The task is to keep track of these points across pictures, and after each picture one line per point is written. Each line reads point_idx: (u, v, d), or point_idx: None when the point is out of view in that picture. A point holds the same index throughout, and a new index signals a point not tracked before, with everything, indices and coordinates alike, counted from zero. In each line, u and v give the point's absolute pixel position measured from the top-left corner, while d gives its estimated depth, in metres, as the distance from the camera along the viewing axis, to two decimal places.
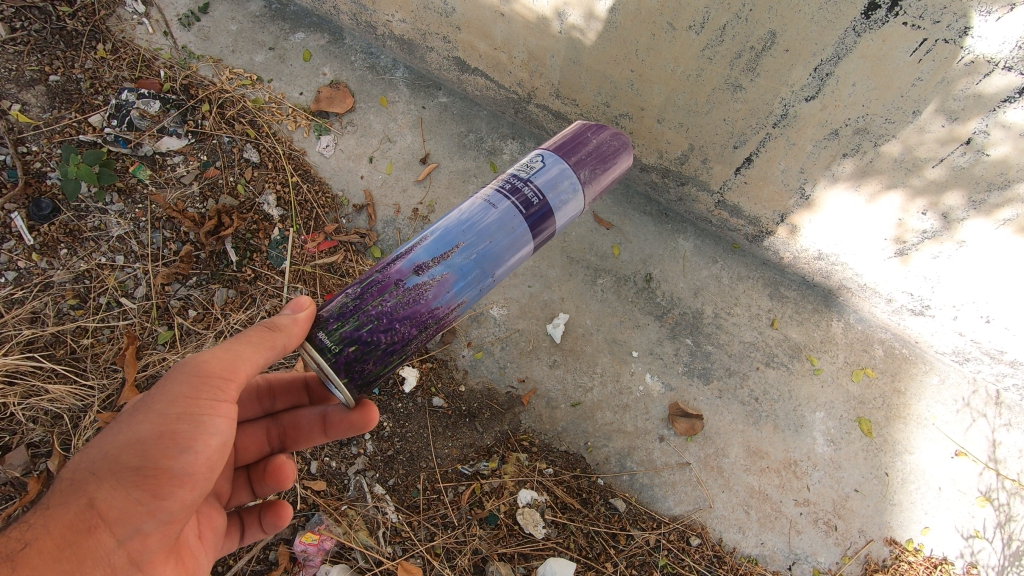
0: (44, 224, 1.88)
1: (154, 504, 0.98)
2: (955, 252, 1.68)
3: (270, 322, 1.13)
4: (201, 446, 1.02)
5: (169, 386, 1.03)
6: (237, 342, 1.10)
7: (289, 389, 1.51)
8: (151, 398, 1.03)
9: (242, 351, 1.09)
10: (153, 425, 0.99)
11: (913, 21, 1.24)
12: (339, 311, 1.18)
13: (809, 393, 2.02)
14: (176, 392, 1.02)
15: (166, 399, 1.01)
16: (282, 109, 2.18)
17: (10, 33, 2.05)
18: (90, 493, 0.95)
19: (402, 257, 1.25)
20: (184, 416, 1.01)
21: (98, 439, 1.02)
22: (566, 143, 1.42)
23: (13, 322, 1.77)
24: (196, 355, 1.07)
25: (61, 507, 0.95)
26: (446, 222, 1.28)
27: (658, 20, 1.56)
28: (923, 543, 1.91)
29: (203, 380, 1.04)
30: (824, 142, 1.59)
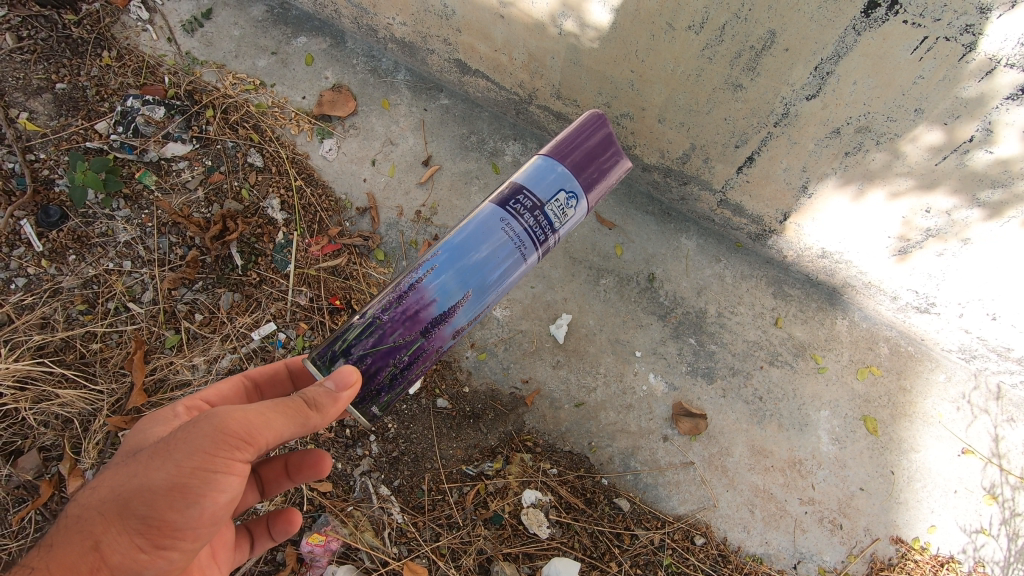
0: (53, 231, 1.91)
1: (155, 553, 0.98)
2: (959, 250, 1.67)
3: (310, 399, 1.08)
4: (209, 506, 0.98)
5: (191, 437, 0.98)
6: (268, 406, 1.03)
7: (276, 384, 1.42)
8: (171, 443, 0.98)
9: (270, 419, 1.01)
10: (167, 475, 0.95)
11: (914, 20, 1.23)
12: (391, 382, 1.28)
13: (813, 392, 2.01)
14: (195, 447, 0.97)
15: (185, 450, 0.97)
16: (284, 113, 2.19)
17: (18, 42, 2.08)
18: (96, 536, 0.94)
19: (445, 318, 1.27)
20: (198, 473, 0.96)
21: (116, 472, 1.00)
22: (591, 164, 1.30)
23: (24, 328, 1.79)
24: (225, 407, 1.00)
25: (66, 541, 0.95)
26: (488, 283, 1.27)
27: (657, 21, 1.56)
28: (930, 541, 1.90)
29: (224, 438, 0.97)
30: (825, 141, 1.59)
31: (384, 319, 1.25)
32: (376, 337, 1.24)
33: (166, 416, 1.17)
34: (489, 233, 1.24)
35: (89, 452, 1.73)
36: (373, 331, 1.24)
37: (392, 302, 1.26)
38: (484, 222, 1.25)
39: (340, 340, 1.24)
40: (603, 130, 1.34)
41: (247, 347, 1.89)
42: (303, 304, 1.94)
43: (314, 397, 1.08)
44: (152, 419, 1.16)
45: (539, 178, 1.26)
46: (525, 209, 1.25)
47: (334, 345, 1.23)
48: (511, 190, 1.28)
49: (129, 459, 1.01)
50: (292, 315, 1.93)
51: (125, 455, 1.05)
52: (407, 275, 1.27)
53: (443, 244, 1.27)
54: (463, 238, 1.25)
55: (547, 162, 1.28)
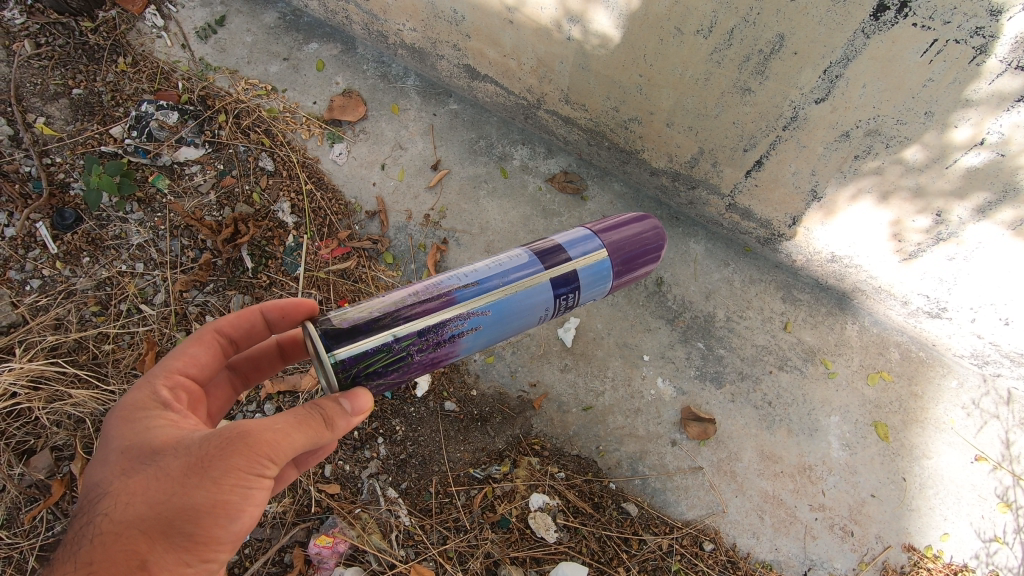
0: (67, 233, 1.94)
1: (198, 565, 0.99)
2: (972, 254, 1.66)
3: (327, 413, 1.04)
4: (247, 517, 1.01)
5: (224, 455, 0.95)
6: (298, 424, 1.01)
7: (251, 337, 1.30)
8: (204, 461, 0.95)
9: (299, 438, 1.00)
10: (207, 495, 0.94)
11: (923, 22, 1.23)
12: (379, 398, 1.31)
13: (823, 397, 2.00)
14: (233, 467, 0.95)
15: (223, 469, 0.95)
16: (296, 118, 2.22)
17: (36, 49, 2.12)
18: (142, 556, 0.93)
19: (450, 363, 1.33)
20: (238, 492, 0.97)
21: (145, 485, 0.95)
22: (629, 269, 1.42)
23: (38, 329, 1.82)
24: (255, 423, 0.97)
25: (105, 564, 0.91)
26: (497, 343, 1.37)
27: (665, 25, 1.57)
28: (943, 549, 1.88)
29: (258, 457, 0.96)
30: (835, 144, 1.58)
31: (414, 357, 1.21)
32: (397, 373, 1.21)
33: (160, 400, 1.09)
34: (533, 317, 1.31)
35: None
36: (399, 368, 1.20)
37: (428, 345, 1.21)
38: (537, 304, 1.29)
39: (365, 362, 1.14)
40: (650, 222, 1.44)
41: None
42: None
43: (331, 415, 1.04)
44: (145, 406, 1.07)
45: (593, 282, 1.35)
46: (566, 305, 1.35)
47: (356, 366, 1.13)
48: (571, 278, 1.32)
49: (151, 472, 0.96)
50: None
51: (140, 459, 0.98)
52: (453, 321, 1.22)
53: (496, 306, 1.25)
54: (515, 313, 1.27)
55: (607, 263, 1.35)
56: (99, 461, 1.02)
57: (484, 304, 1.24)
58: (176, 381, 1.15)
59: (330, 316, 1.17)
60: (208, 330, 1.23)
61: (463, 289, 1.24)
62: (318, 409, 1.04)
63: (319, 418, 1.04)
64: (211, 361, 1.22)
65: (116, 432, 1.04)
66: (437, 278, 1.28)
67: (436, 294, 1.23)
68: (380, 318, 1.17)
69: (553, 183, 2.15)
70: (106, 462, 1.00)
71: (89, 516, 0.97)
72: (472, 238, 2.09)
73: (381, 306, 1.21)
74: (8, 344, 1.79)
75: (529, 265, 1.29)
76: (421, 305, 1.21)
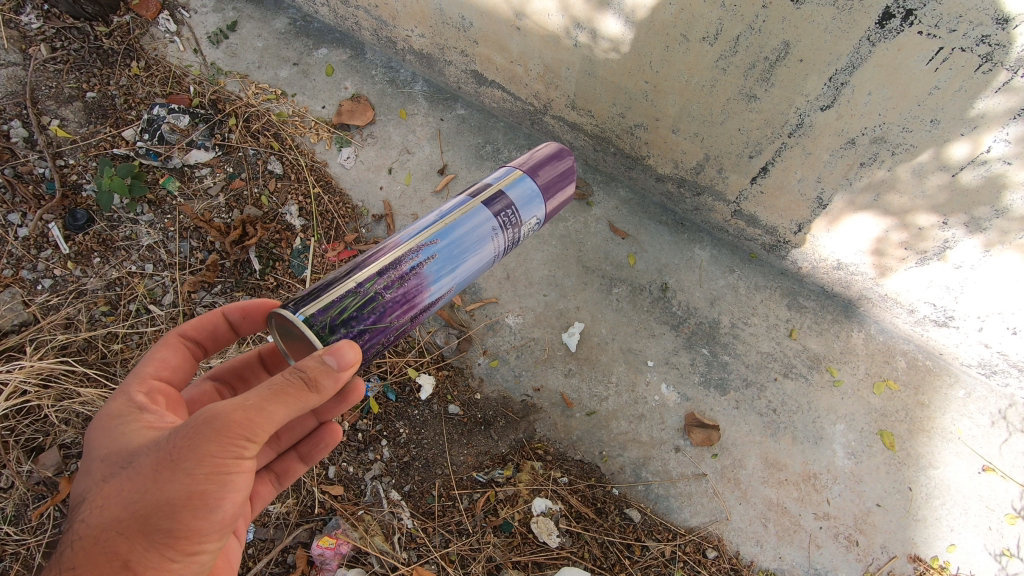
0: (79, 234, 1.96)
1: (185, 560, 0.99)
2: (979, 263, 1.65)
3: (310, 380, 1.00)
4: (230, 506, 1.02)
5: (195, 444, 0.96)
6: (271, 397, 0.99)
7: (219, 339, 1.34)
8: (175, 455, 0.96)
9: (274, 412, 0.98)
10: (182, 487, 0.95)
11: (929, 30, 1.23)
12: (373, 358, 1.29)
13: (828, 405, 1.99)
14: (206, 454, 0.96)
15: (195, 459, 0.96)
16: (304, 122, 2.24)
17: (52, 53, 2.15)
18: (124, 556, 0.94)
19: (429, 307, 1.34)
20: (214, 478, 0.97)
21: (124, 487, 0.97)
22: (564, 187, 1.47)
23: (48, 328, 1.84)
24: (224, 406, 0.96)
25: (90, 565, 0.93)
26: (470, 277, 1.38)
27: (671, 32, 1.58)
28: (949, 561, 1.86)
29: (231, 440, 0.96)
30: (840, 151, 1.58)
31: (383, 297, 1.23)
32: (373, 315, 1.22)
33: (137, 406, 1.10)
34: (487, 243, 1.35)
35: None
36: (373, 310, 1.21)
37: (393, 282, 1.24)
38: (485, 227, 1.34)
39: (335, 310, 1.17)
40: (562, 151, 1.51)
41: None
42: None
43: (315, 376, 1.00)
44: (122, 414, 1.09)
45: (529, 198, 1.40)
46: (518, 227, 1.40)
47: (328, 316, 1.16)
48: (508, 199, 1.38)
49: (128, 472, 0.98)
50: None
51: (119, 463, 1.00)
52: (406, 256, 1.27)
53: (443, 236, 1.30)
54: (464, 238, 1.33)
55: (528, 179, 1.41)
56: (84, 470, 1.04)
57: (430, 237, 1.29)
58: (152, 387, 1.16)
59: (296, 292, 1.18)
60: (173, 334, 1.26)
61: (406, 235, 1.31)
62: (299, 373, 1.00)
63: (295, 388, 1.00)
64: (181, 364, 1.25)
65: (97, 440, 1.06)
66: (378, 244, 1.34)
67: (383, 247, 1.30)
68: (335, 277, 1.24)
69: None
70: (91, 471, 1.03)
71: (76, 521, 1.00)
72: None
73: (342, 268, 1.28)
74: (19, 342, 1.81)
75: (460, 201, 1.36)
76: (371, 258, 1.27)
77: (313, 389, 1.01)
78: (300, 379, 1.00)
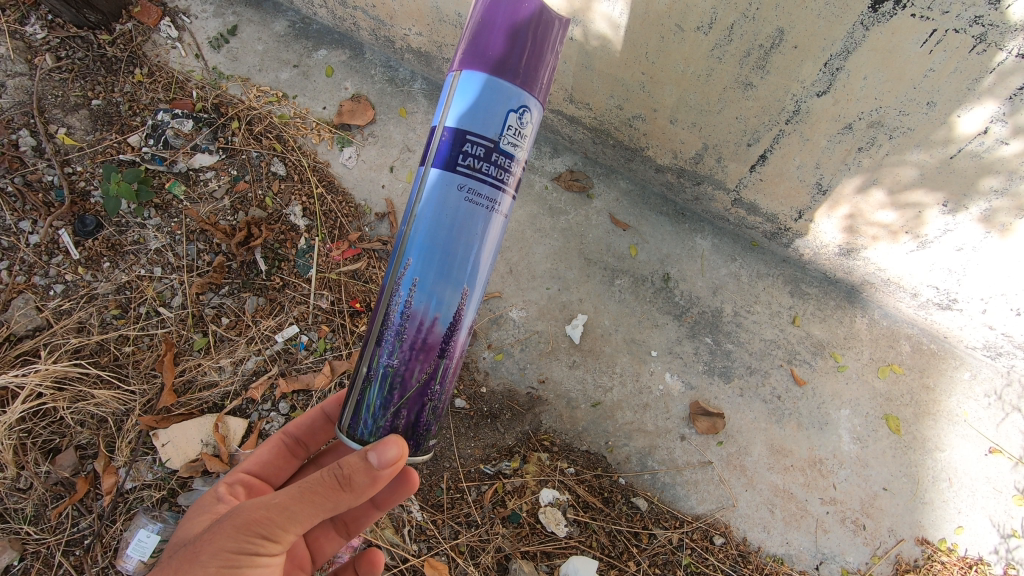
0: (89, 239, 2.00)
1: None
2: (980, 244, 1.65)
3: (344, 476, 1.03)
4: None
5: (217, 537, 1.03)
6: (300, 501, 1.05)
7: (314, 433, 1.49)
8: (196, 548, 1.03)
9: (299, 513, 1.05)
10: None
11: (922, 12, 1.24)
12: (433, 414, 1.15)
13: (833, 390, 1.99)
14: (217, 546, 1.02)
15: (211, 550, 1.02)
16: (306, 123, 2.27)
17: (57, 62, 2.19)
18: None
19: (454, 328, 1.12)
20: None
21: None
22: (523, 57, 1.05)
23: (62, 332, 1.88)
24: (259, 501, 1.06)
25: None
26: (481, 264, 1.10)
27: (666, 23, 1.58)
28: (957, 543, 1.86)
29: (250, 528, 1.03)
30: (838, 137, 1.59)
31: (397, 366, 1.10)
32: (403, 387, 1.10)
33: (217, 497, 1.28)
34: (459, 210, 1.05)
35: (123, 449, 1.81)
36: (393, 382, 1.10)
37: (393, 343, 1.10)
38: (445, 198, 1.05)
39: (362, 408, 1.10)
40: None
41: (271, 350, 1.95)
42: (324, 307, 2.00)
43: (350, 473, 1.03)
44: (205, 505, 1.27)
45: (474, 109, 1.04)
46: (479, 155, 1.05)
47: (361, 418, 1.10)
48: (450, 140, 1.06)
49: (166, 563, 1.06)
50: (314, 318, 1.99)
51: (173, 552, 1.11)
52: (390, 303, 1.10)
53: (411, 250, 1.07)
54: (429, 229, 1.06)
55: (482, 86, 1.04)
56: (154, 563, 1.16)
57: (401, 261, 1.08)
58: (237, 479, 1.36)
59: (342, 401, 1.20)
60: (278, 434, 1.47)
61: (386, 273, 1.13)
62: (336, 470, 1.04)
63: (320, 492, 1.04)
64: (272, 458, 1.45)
65: (178, 533, 1.21)
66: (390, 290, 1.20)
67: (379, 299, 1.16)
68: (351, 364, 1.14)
69: (560, 181, 2.17)
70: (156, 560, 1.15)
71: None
72: None
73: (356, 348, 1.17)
74: (33, 347, 1.85)
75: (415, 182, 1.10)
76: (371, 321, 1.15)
77: (346, 488, 1.03)
78: (333, 484, 1.03)
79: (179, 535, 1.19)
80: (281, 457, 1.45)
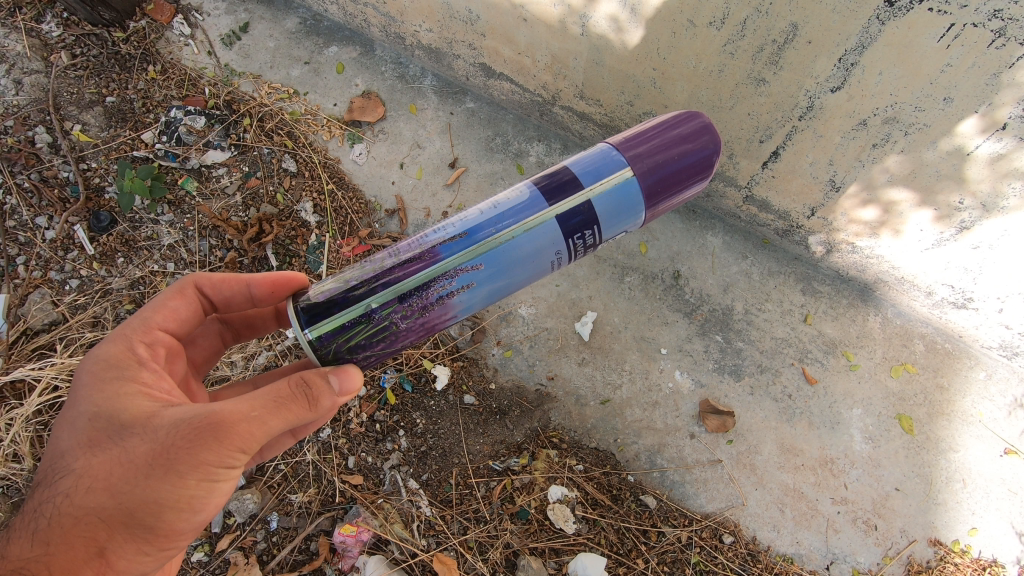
0: (103, 235, 2.03)
1: (157, 550, 1.11)
2: (998, 242, 1.62)
3: (311, 396, 1.09)
4: (210, 505, 1.10)
5: (188, 448, 1.02)
6: (272, 417, 1.06)
7: (229, 300, 1.37)
8: (168, 454, 1.02)
9: (270, 426, 1.06)
10: (171, 490, 1.03)
11: (939, 6, 1.22)
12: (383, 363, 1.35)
13: (845, 390, 1.97)
14: (189, 455, 1.02)
15: (188, 463, 1.02)
16: (317, 120, 2.28)
17: (72, 59, 2.21)
18: (100, 542, 1.05)
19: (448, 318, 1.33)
20: (204, 481, 1.05)
21: (109, 466, 1.04)
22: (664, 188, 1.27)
23: (77, 326, 1.91)
24: (228, 415, 1.02)
25: (62, 547, 1.04)
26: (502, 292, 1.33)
27: (678, 18, 1.57)
28: (971, 544, 1.84)
29: (221, 441, 1.02)
30: (852, 133, 1.57)
31: (399, 326, 1.25)
32: (387, 342, 1.26)
33: (136, 356, 1.16)
34: (539, 262, 1.27)
35: None
36: (386, 336, 1.24)
37: (413, 310, 1.24)
38: (538, 248, 1.25)
39: (345, 336, 1.20)
40: (693, 126, 1.29)
41: (282, 345, 1.96)
42: None
43: (315, 393, 1.09)
44: (120, 363, 1.14)
45: (610, 214, 1.27)
46: (581, 246, 1.29)
47: (336, 341, 1.20)
48: (582, 214, 1.25)
49: (118, 453, 1.04)
50: None
51: (110, 432, 1.06)
52: (437, 281, 1.23)
53: (487, 258, 1.22)
54: (510, 254, 1.23)
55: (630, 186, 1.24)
56: (69, 424, 1.10)
57: (474, 257, 1.22)
58: (155, 337, 1.22)
59: (308, 293, 1.23)
60: (190, 282, 1.31)
61: (447, 244, 1.24)
62: (302, 387, 1.09)
63: (290, 411, 1.08)
64: (188, 316, 1.31)
65: (86, 393, 1.11)
66: (421, 240, 1.28)
67: (419, 253, 1.25)
68: (358, 288, 1.22)
69: None
70: (74, 428, 1.08)
71: (54, 490, 1.07)
72: None
73: (361, 275, 1.25)
74: (50, 341, 1.89)
75: (531, 204, 1.24)
76: (402, 267, 1.23)
77: (311, 407, 1.09)
78: (302, 403, 1.09)
79: (93, 398, 1.10)
80: (193, 318, 1.32)
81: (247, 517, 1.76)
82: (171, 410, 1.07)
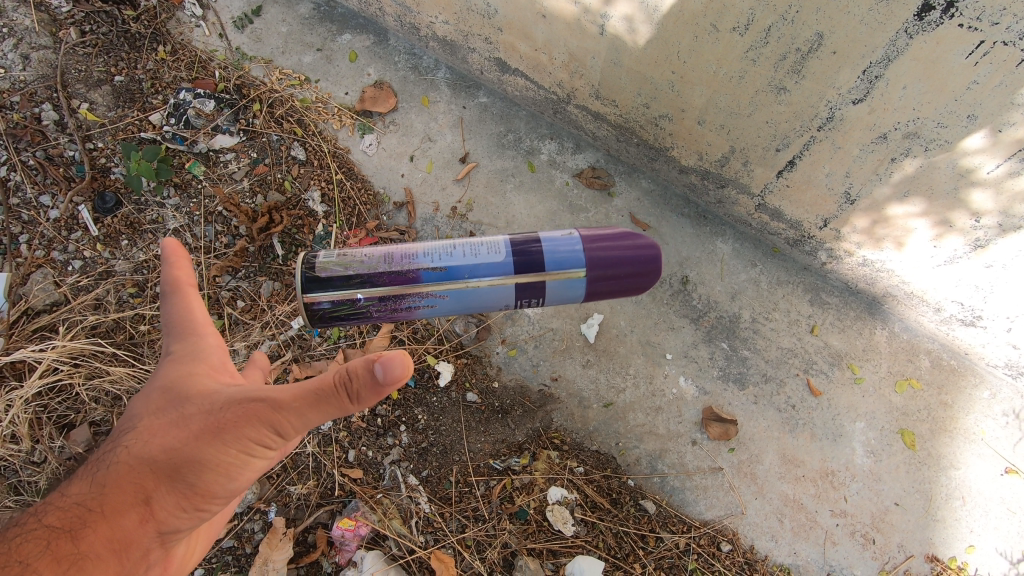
0: (108, 216, 2.00)
1: (195, 514, 1.08)
2: (1011, 262, 1.62)
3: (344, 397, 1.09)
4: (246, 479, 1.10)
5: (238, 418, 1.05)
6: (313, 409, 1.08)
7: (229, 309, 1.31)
8: (221, 425, 1.05)
9: (309, 416, 1.08)
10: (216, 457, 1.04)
11: (970, 23, 1.20)
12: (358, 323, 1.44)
13: (848, 403, 1.97)
14: (238, 426, 1.05)
15: (234, 434, 1.05)
16: (328, 108, 2.25)
17: (81, 36, 2.17)
18: (147, 494, 1.04)
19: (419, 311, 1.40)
20: (245, 453, 1.07)
21: (167, 428, 1.07)
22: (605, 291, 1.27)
23: (79, 309, 1.89)
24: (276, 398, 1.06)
25: (115, 491, 1.03)
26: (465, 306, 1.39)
27: (701, 22, 1.55)
28: (968, 562, 1.85)
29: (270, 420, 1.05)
30: (871, 146, 1.55)
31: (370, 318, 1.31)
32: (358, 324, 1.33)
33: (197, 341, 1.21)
34: (493, 307, 1.32)
35: None
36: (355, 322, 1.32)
37: (385, 309, 1.29)
38: (496, 301, 1.29)
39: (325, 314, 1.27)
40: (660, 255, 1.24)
41: (286, 335, 1.95)
42: None
43: (355, 389, 1.05)
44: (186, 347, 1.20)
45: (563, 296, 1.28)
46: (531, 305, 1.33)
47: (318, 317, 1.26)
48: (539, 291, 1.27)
49: (175, 418, 1.07)
50: None
51: (172, 403, 1.11)
52: (409, 298, 1.27)
53: (454, 294, 1.26)
54: (472, 294, 1.27)
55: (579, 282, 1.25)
56: (139, 396, 1.15)
57: (442, 289, 1.26)
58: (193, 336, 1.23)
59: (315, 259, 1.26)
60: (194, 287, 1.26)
61: (430, 270, 1.25)
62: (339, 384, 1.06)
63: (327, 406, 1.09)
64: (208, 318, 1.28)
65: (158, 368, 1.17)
66: (415, 248, 1.28)
67: (406, 267, 1.25)
68: (350, 277, 1.25)
69: (581, 178, 2.16)
70: (144, 397, 1.14)
71: (115, 446, 1.09)
72: (497, 231, 2.11)
73: (358, 261, 1.26)
74: (51, 322, 1.86)
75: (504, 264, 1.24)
76: (389, 273, 1.25)
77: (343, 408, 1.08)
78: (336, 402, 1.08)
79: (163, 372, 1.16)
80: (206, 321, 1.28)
81: (244, 507, 1.75)
82: (227, 390, 1.12)
